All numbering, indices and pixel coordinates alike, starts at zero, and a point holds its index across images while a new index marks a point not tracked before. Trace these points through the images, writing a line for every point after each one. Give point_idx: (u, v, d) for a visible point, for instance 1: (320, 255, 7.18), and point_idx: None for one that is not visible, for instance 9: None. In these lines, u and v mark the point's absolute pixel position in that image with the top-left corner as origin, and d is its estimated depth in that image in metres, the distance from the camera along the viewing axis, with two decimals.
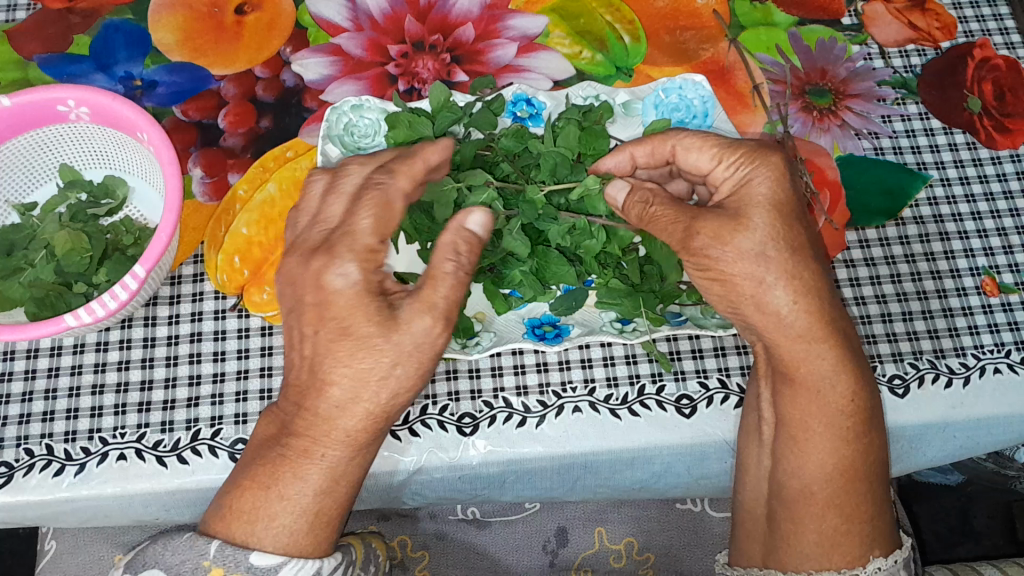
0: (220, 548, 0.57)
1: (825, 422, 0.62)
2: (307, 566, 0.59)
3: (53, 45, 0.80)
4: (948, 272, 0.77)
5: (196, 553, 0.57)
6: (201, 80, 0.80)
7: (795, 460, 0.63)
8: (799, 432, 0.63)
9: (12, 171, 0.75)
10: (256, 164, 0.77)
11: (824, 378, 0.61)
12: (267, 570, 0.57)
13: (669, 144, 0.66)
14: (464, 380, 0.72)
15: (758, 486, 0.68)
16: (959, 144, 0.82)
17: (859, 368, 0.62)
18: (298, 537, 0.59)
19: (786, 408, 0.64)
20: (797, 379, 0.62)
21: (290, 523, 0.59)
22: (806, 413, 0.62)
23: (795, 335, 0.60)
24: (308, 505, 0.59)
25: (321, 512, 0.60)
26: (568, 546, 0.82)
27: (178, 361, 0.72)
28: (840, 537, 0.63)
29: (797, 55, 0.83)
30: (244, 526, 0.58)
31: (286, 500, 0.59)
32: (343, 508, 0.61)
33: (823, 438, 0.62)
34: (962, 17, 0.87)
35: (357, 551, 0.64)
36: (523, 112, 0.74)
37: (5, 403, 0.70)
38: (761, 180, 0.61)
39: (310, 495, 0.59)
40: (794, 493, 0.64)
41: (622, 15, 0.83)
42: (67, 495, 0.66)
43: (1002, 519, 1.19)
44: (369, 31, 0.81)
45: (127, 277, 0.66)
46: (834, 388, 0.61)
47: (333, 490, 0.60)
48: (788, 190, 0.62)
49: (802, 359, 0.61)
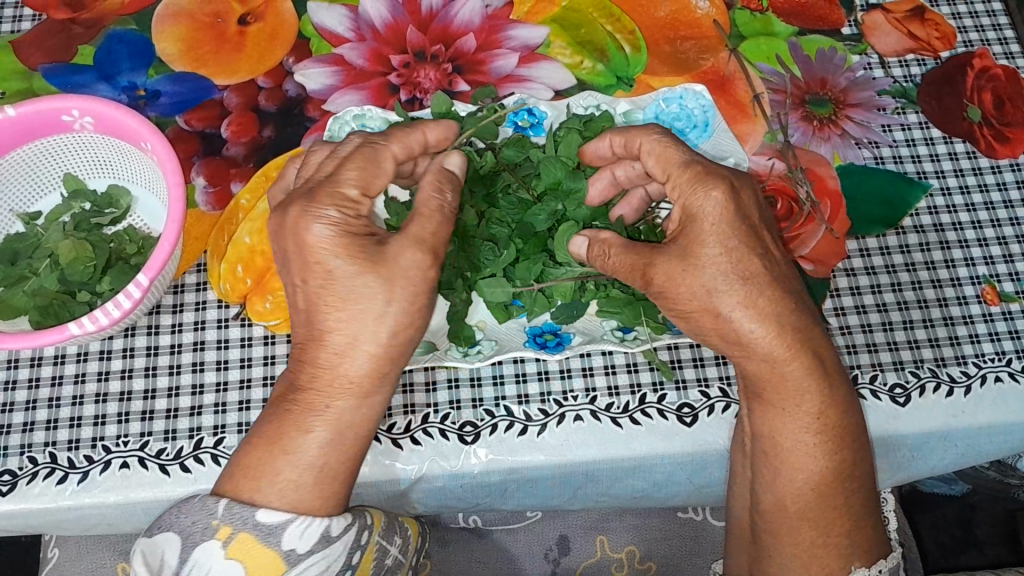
0: (229, 506, 0.56)
1: (796, 436, 0.61)
2: (313, 525, 0.57)
3: (58, 55, 0.81)
4: (948, 280, 0.78)
5: (205, 514, 0.56)
6: (205, 90, 0.80)
7: (770, 473, 0.63)
8: (772, 447, 0.62)
9: (18, 180, 0.76)
10: (259, 173, 0.78)
11: (792, 395, 0.60)
12: (273, 528, 0.56)
13: (640, 141, 0.65)
14: (465, 389, 0.72)
15: (742, 498, 0.67)
16: (959, 153, 0.82)
17: (828, 385, 0.61)
18: (307, 491, 0.57)
19: (758, 423, 0.63)
20: (767, 399, 0.62)
21: (295, 479, 0.57)
22: (775, 428, 0.62)
23: (761, 359, 0.60)
24: (313, 461, 0.58)
25: (328, 463, 0.58)
26: (570, 554, 0.82)
27: (181, 370, 0.72)
28: (817, 550, 0.61)
29: (796, 65, 0.84)
30: (249, 484, 0.57)
31: (292, 455, 0.58)
32: (352, 462, 0.60)
33: (794, 455, 0.61)
34: (961, 27, 0.88)
35: (374, 518, 0.62)
36: (524, 122, 0.75)
37: (8, 411, 0.70)
38: (707, 208, 0.60)
39: (316, 449, 0.58)
40: (768, 506, 0.63)
41: (622, 25, 0.84)
42: (70, 504, 0.66)
43: (1005, 527, 1.19)
44: (371, 42, 0.82)
45: (131, 285, 0.66)
46: (805, 404, 0.61)
47: (339, 445, 0.59)
48: (735, 211, 0.60)
49: (770, 374, 0.61)
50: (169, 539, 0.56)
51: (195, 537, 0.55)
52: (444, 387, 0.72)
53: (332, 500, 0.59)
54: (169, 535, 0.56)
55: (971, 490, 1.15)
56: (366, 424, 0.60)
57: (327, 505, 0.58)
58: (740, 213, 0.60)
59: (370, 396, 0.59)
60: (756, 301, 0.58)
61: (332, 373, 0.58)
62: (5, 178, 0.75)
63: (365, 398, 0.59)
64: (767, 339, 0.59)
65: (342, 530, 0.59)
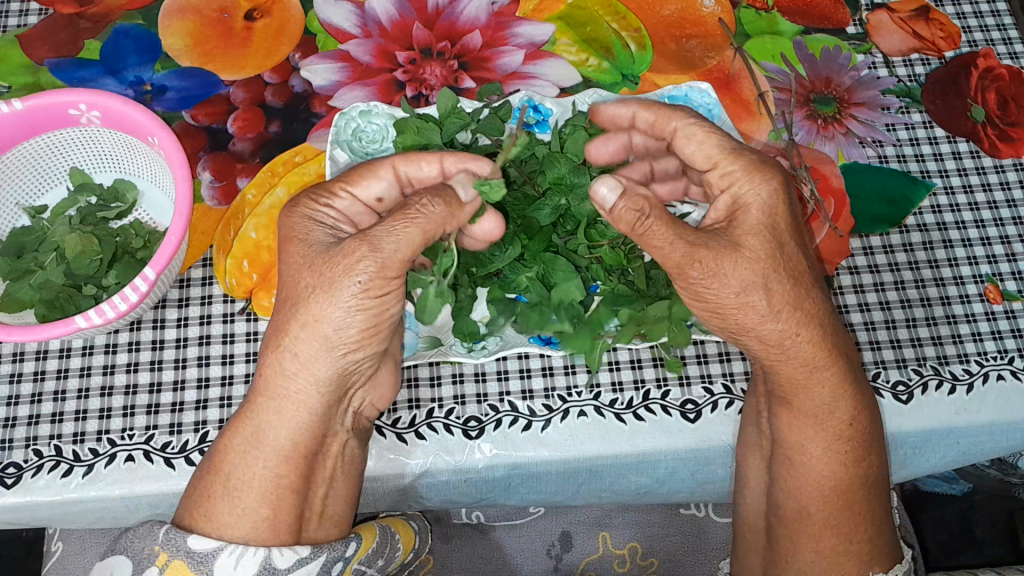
0: (168, 533, 0.59)
1: (825, 443, 0.64)
2: (247, 554, 0.59)
3: (64, 49, 0.81)
4: (951, 279, 0.78)
5: (150, 539, 0.59)
6: (211, 85, 0.80)
7: (794, 480, 0.66)
8: (796, 452, 0.65)
9: (23, 174, 0.76)
10: (265, 169, 0.78)
11: (823, 405, 0.63)
12: (204, 555, 0.58)
13: (673, 122, 0.65)
14: (470, 383, 0.72)
15: (757, 498, 0.70)
16: (963, 153, 0.83)
17: (859, 395, 0.63)
18: (228, 510, 0.60)
19: (783, 430, 0.66)
20: (795, 405, 0.64)
21: (233, 506, 0.60)
22: (803, 437, 0.64)
23: (796, 363, 0.62)
24: (253, 485, 0.60)
25: (235, 478, 0.60)
26: (572, 550, 0.82)
27: (186, 364, 0.72)
28: (838, 555, 0.65)
29: (802, 64, 0.84)
30: (199, 508, 0.60)
31: (230, 480, 0.60)
32: (272, 478, 0.60)
33: (821, 462, 0.64)
34: (966, 27, 0.88)
35: (357, 548, 0.65)
36: (530, 118, 0.74)
37: (14, 404, 0.70)
38: (760, 201, 0.60)
39: (254, 475, 0.60)
40: (790, 511, 0.66)
41: (628, 23, 0.84)
42: (75, 496, 0.67)
43: (1005, 528, 1.19)
44: (377, 38, 0.82)
45: (137, 279, 0.66)
46: (832, 413, 0.63)
47: (248, 463, 0.60)
48: (786, 206, 0.61)
49: (803, 384, 0.62)
50: (120, 563, 0.59)
51: (141, 565, 0.58)
52: (448, 382, 0.72)
53: (252, 519, 0.60)
54: (121, 560, 0.59)
55: (972, 490, 1.15)
56: (285, 436, 0.60)
57: (251, 525, 0.60)
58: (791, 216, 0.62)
59: (282, 397, 0.59)
60: (784, 309, 0.59)
61: (261, 375, 0.60)
62: (11, 171, 0.75)
63: (274, 400, 0.59)
64: (812, 345, 0.61)
65: (288, 562, 0.60)
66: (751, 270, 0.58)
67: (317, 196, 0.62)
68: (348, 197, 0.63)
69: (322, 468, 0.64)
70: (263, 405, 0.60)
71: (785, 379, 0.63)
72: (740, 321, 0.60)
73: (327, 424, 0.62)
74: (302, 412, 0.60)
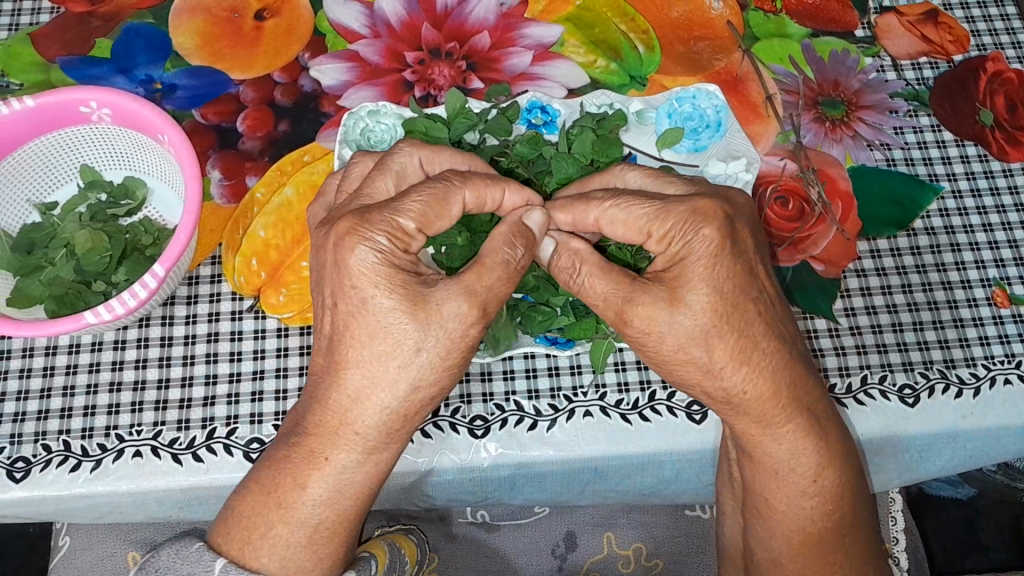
0: (225, 567, 0.59)
1: (786, 502, 0.64)
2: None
3: (75, 48, 0.82)
4: (959, 282, 0.78)
5: (201, 568, 0.59)
6: (220, 84, 0.81)
7: (762, 532, 0.66)
8: (764, 506, 0.65)
9: (35, 170, 0.76)
10: (273, 168, 0.78)
11: (783, 461, 0.63)
12: None
13: (592, 213, 0.60)
14: (477, 383, 0.72)
15: (736, 535, 0.71)
16: (971, 157, 0.83)
17: (826, 447, 0.63)
18: (307, 556, 0.61)
19: (750, 483, 0.65)
20: (758, 459, 0.63)
21: (291, 538, 0.60)
22: (768, 491, 0.64)
23: (749, 420, 0.61)
24: (316, 519, 0.60)
25: (326, 527, 0.60)
26: (577, 550, 0.82)
27: (194, 361, 0.73)
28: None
29: (810, 67, 0.84)
30: (244, 542, 0.60)
31: (295, 526, 0.60)
32: (353, 515, 0.61)
33: (786, 516, 0.64)
34: (974, 31, 0.88)
35: (377, 564, 0.67)
36: (538, 119, 0.74)
37: (23, 399, 0.71)
38: (700, 253, 0.57)
39: (316, 510, 0.60)
40: (763, 559, 0.67)
41: (636, 25, 0.84)
42: (83, 491, 0.67)
43: (1010, 533, 1.19)
44: (386, 38, 0.82)
45: (146, 276, 0.67)
46: (795, 471, 0.63)
47: (337, 511, 0.60)
48: (726, 257, 0.57)
49: (761, 440, 0.62)
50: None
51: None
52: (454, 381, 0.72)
53: (317, 557, 0.61)
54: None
55: (978, 494, 1.15)
56: (362, 482, 0.60)
57: (329, 561, 0.62)
58: (734, 253, 0.58)
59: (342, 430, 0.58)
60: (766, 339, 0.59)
61: (354, 432, 0.58)
62: (23, 168, 0.75)
63: (370, 455, 0.59)
64: (761, 399, 0.60)
65: None
66: (736, 288, 0.58)
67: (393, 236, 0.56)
68: (422, 238, 0.57)
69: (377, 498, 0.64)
70: (345, 451, 0.58)
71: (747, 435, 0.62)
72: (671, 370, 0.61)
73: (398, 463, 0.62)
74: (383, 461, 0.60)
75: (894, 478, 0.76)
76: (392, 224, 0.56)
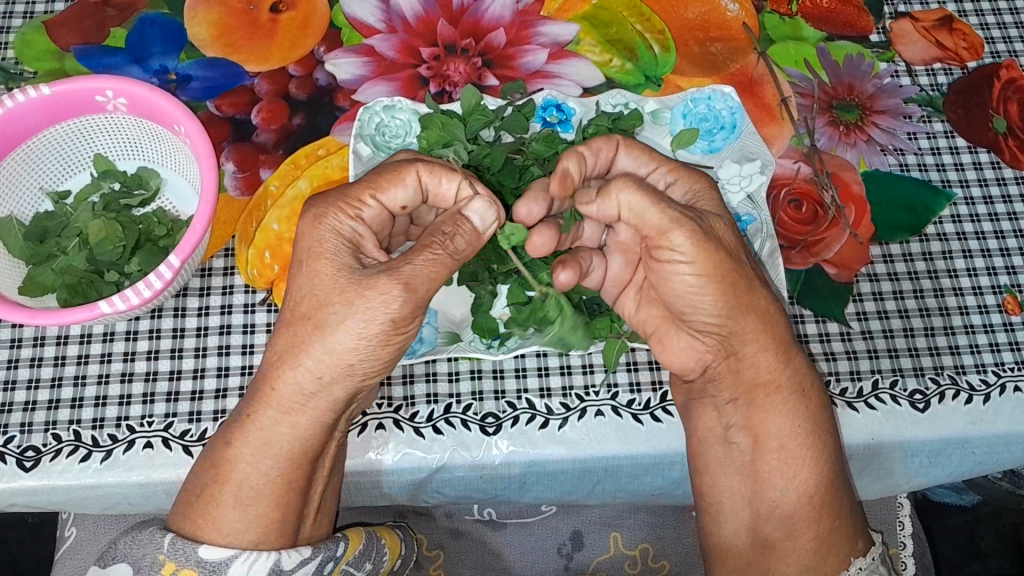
0: (172, 540, 0.60)
1: (808, 424, 0.65)
2: (259, 559, 0.60)
3: (90, 36, 0.81)
4: (970, 289, 0.78)
5: (153, 547, 0.60)
6: (235, 76, 0.80)
7: (784, 478, 0.66)
8: (788, 442, 0.65)
9: (49, 159, 0.76)
10: (287, 161, 0.78)
11: (803, 375, 0.66)
12: (215, 564, 0.60)
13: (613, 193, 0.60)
14: (489, 381, 0.73)
15: (737, 521, 0.68)
16: (984, 164, 0.83)
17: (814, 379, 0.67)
18: (231, 516, 0.61)
19: (782, 421, 0.65)
20: (782, 384, 0.65)
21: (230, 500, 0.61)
22: (792, 418, 0.65)
23: (765, 340, 0.64)
24: (243, 478, 0.61)
25: (248, 488, 0.60)
26: (583, 550, 0.82)
27: (206, 352, 0.73)
28: (831, 536, 0.66)
29: (825, 70, 0.84)
30: (203, 517, 0.61)
31: (241, 485, 0.61)
32: (279, 484, 0.61)
33: (810, 440, 0.65)
34: (989, 38, 0.88)
35: (347, 548, 0.64)
36: (553, 117, 0.74)
37: (35, 388, 0.71)
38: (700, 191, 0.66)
39: (248, 471, 0.61)
40: (792, 503, 0.66)
41: (652, 25, 0.84)
42: (92, 482, 0.67)
43: (1010, 540, 1.19)
44: (402, 33, 0.82)
45: (162, 266, 0.67)
46: (814, 385, 0.66)
47: (258, 469, 0.60)
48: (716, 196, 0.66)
49: (776, 372, 0.65)
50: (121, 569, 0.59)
51: (142, 572, 0.59)
52: (466, 378, 0.73)
53: (261, 523, 0.61)
54: (121, 567, 0.59)
55: (982, 502, 1.15)
56: (286, 442, 0.61)
57: (260, 529, 0.61)
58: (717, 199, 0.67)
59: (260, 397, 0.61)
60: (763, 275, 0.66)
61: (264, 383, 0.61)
62: (36, 158, 0.75)
63: (289, 414, 0.60)
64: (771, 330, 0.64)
65: (294, 563, 0.62)
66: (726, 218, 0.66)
67: (347, 208, 0.61)
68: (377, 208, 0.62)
69: (320, 470, 0.64)
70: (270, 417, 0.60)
71: (773, 355, 0.65)
72: (692, 309, 0.64)
73: (330, 435, 0.62)
74: (313, 424, 0.61)
75: (901, 484, 0.76)
76: (351, 199, 0.62)
